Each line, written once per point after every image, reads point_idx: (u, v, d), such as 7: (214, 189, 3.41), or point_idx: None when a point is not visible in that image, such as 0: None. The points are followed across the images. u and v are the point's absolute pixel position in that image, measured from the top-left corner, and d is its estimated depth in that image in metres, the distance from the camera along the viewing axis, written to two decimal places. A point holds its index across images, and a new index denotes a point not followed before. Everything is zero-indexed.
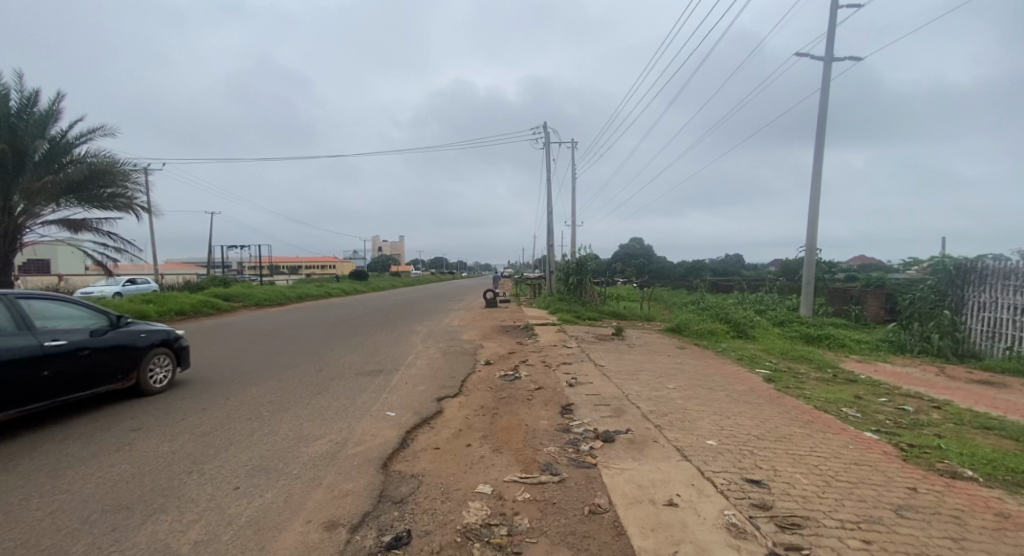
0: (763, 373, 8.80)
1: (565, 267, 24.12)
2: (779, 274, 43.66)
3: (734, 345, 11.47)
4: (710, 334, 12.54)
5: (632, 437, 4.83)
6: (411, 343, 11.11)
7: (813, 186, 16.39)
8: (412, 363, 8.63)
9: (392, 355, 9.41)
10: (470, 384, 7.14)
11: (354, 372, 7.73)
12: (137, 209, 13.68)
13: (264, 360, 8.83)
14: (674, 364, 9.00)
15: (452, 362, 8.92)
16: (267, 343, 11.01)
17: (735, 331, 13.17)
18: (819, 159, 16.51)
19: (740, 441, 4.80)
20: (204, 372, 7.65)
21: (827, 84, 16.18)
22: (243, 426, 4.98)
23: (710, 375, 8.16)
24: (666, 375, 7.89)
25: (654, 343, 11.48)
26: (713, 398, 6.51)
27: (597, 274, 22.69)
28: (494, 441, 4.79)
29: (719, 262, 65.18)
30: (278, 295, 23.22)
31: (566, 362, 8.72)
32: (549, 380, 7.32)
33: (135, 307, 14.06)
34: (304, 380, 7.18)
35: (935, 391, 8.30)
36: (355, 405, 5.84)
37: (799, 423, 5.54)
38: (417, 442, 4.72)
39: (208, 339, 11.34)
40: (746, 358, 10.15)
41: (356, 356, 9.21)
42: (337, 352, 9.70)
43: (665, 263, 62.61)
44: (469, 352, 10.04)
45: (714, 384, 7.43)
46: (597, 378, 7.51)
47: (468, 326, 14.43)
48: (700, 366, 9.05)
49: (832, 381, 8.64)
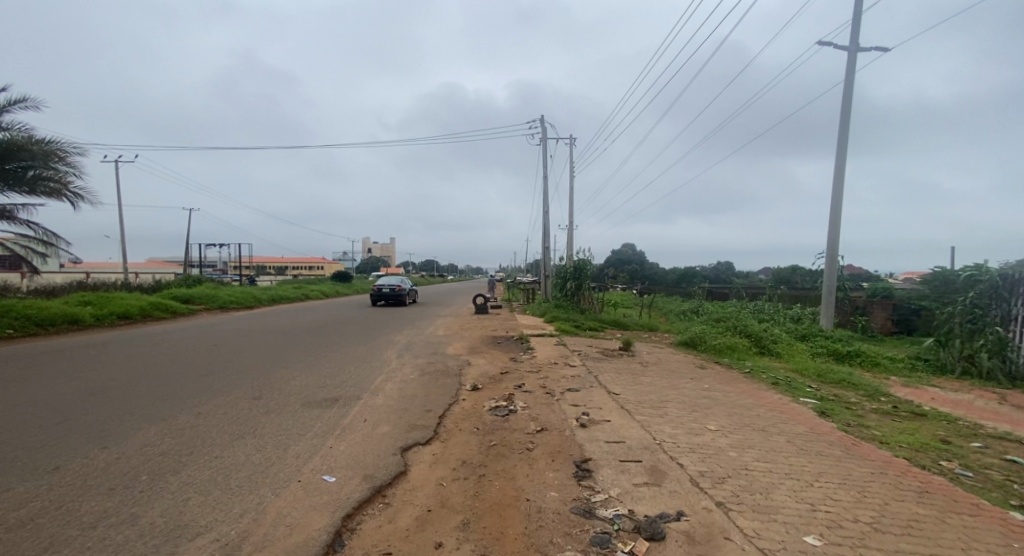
0: (811, 404, 7.17)
1: (560, 271, 22.46)
2: (773, 281, 42.62)
3: (761, 365, 9.89)
4: (730, 350, 10.96)
5: (691, 531, 3.14)
6: (385, 358, 9.37)
7: (835, 187, 14.93)
8: (379, 387, 6.95)
9: (355, 376, 7.69)
10: (450, 422, 5.44)
11: (300, 403, 6.00)
12: (74, 195, 11.89)
13: (196, 381, 7.09)
14: (702, 392, 7.34)
15: (429, 385, 7.22)
16: (211, 357, 9.22)
17: (758, 346, 11.61)
18: (843, 156, 15.00)
19: (856, 538, 3.12)
20: (101, 401, 5.85)
21: (852, 76, 14.75)
22: (93, 509, 3.24)
23: (751, 408, 6.52)
24: (699, 409, 6.26)
25: (669, 360, 9.87)
26: (774, 448, 4.86)
27: (595, 278, 21.10)
28: (480, 535, 3.09)
29: (711, 269, 64.11)
30: (249, 297, 21.28)
31: (572, 390, 7.05)
32: (553, 417, 5.64)
33: (67, 309, 12.17)
34: (230, 414, 5.45)
35: (1019, 429, 6.74)
36: (284, 462, 4.11)
37: (915, 496, 3.89)
38: (358, 540, 3.00)
39: (144, 351, 9.54)
40: (781, 381, 8.54)
41: (313, 377, 7.49)
42: (292, 371, 7.94)
43: (657, 269, 61.54)
44: (453, 371, 8.37)
45: (764, 423, 5.78)
46: (615, 413, 5.85)
47: (454, 336, 12.72)
48: (734, 393, 7.42)
49: (895, 415, 7.02)
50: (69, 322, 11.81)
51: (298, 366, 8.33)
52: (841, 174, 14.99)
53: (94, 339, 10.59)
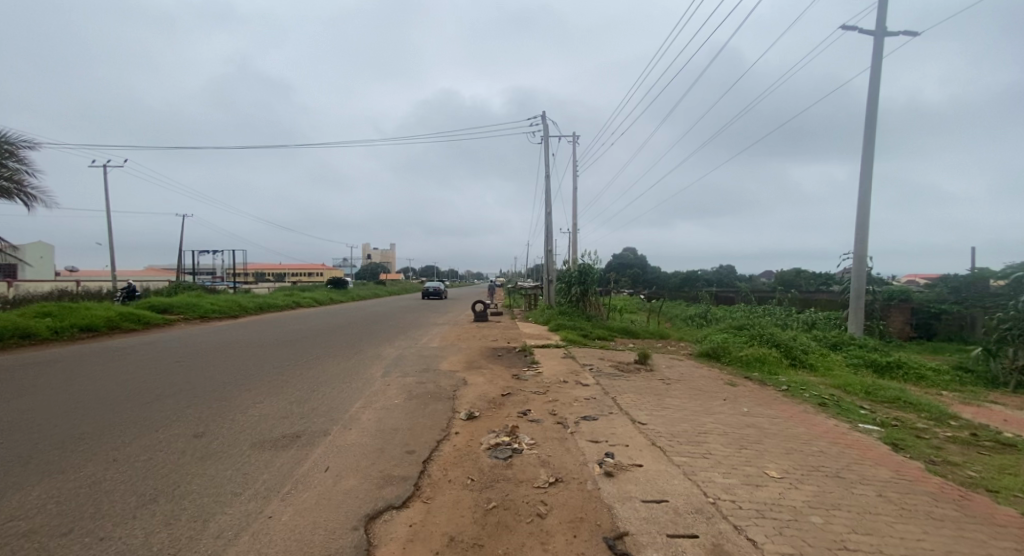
0: (875, 433, 5.94)
1: (564, 277, 21.26)
2: (777, 285, 41.68)
3: (798, 382, 8.67)
4: (758, 363, 9.74)
5: None
6: (368, 376, 8.18)
7: (862, 183, 13.81)
8: (353, 417, 5.75)
9: (327, 401, 6.50)
10: (438, 470, 4.25)
11: (250, 443, 4.80)
12: (27, 195, 10.94)
13: (134, 410, 5.90)
14: (743, 419, 6.12)
15: (415, 413, 6.01)
16: (169, 376, 8.04)
17: (788, 358, 10.39)
18: (870, 148, 13.87)
19: None
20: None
21: (879, 63, 13.70)
22: None
23: (811, 441, 5.28)
24: (747, 444, 5.06)
25: (692, 376, 8.69)
26: (866, 506, 3.65)
27: (601, 283, 19.96)
28: None
29: (714, 273, 62.94)
30: (233, 305, 20.09)
31: (587, 417, 5.85)
32: (569, 462, 4.45)
33: (22, 321, 11.06)
34: (153, 463, 4.25)
35: None
36: (193, 546, 2.92)
37: None
38: None
39: (92, 369, 8.35)
40: (829, 401, 7.31)
41: (278, 405, 6.29)
42: (254, 396, 6.72)
43: (659, 273, 60.48)
44: (446, 392, 7.20)
45: (836, 466, 4.55)
46: (645, 453, 4.66)
47: (449, 348, 11.54)
48: (781, 420, 6.19)
49: (979, 446, 5.77)
50: (22, 335, 10.70)
51: (265, 389, 7.14)
52: (869, 168, 13.89)
53: (41, 355, 9.40)
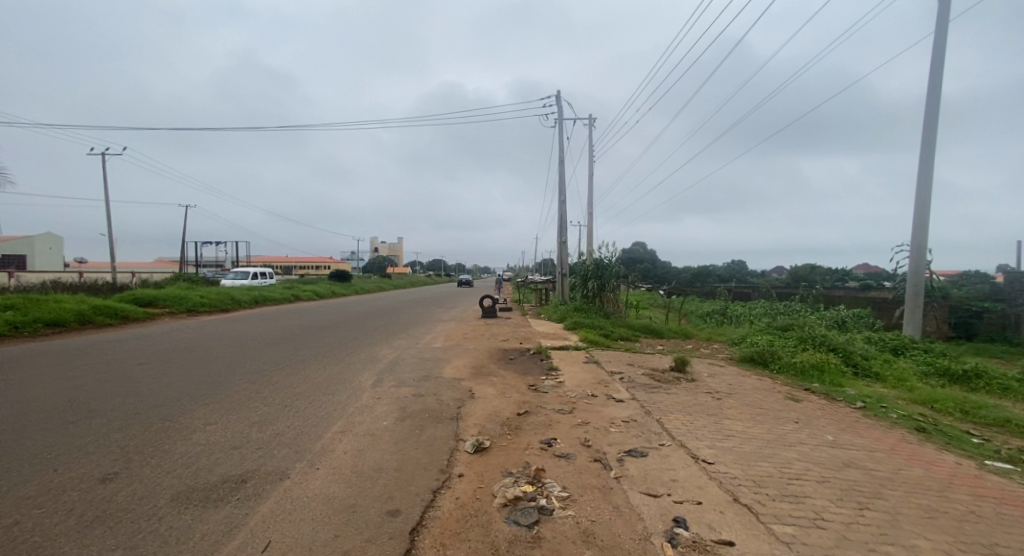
0: (1016, 477, 4.43)
1: (578, 270, 19.75)
2: (795, 281, 39.85)
3: (872, 396, 7.19)
4: (817, 372, 8.27)
5: None
6: (356, 386, 6.82)
7: (923, 161, 12.25)
8: (324, 449, 4.38)
9: (297, 423, 5.13)
10: (431, 550, 2.85)
11: (170, 495, 3.44)
12: None
13: (44, 436, 4.57)
14: (836, 455, 4.65)
15: (407, 442, 4.62)
16: (121, 383, 6.76)
17: (848, 365, 8.89)
18: (934, 121, 12.25)
19: None
20: None
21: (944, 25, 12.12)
22: None
23: (950, 495, 3.80)
24: (867, 499, 3.60)
25: (744, 389, 7.23)
26: None
27: (619, 277, 18.55)
28: None
29: (726, 269, 60.72)
30: (225, 298, 18.83)
31: (633, 452, 4.43)
32: (625, 535, 3.02)
33: None
34: (12, 534, 2.91)
35: None
36: None
37: None
38: None
39: (32, 372, 7.07)
40: (926, 425, 5.82)
41: (233, 428, 4.94)
42: (209, 414, 5.39)
43: (670, 269, 58.71)
44: (447, 409, 5.81)
45: (1016, 545, 3.09)
46: (731, 519, 3.23)
47: (455, 349, 10.16)
48: (885, 456, 4.71)
49: None
50: None
51: (227, 403, 5.81)
52: (931, 145, 12.29)
53: None
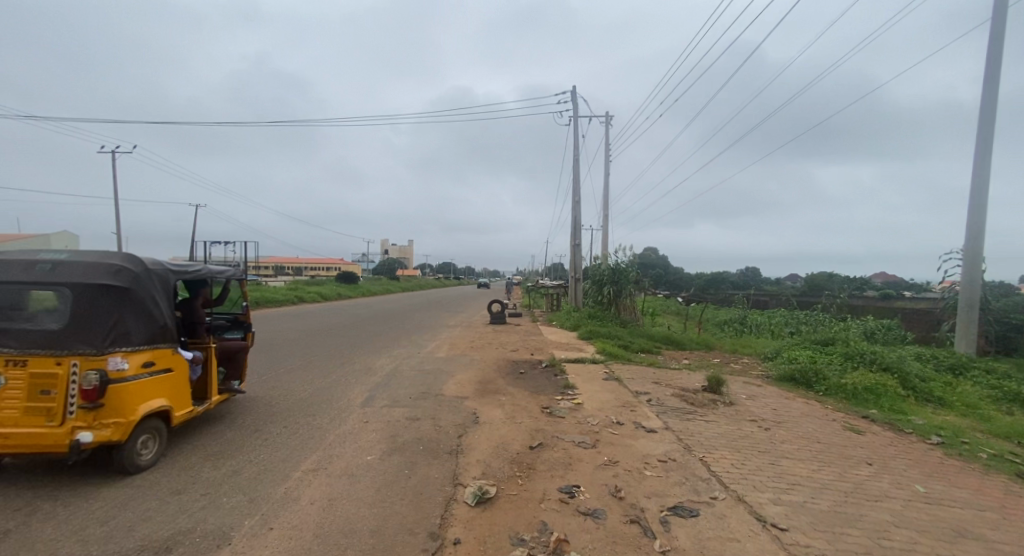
0: None
1: (592, 274, 18.73)
2: (815, 289, 38.35)
3: (945, 427, 6.13)
4: (871, 396, 7.21)
5: None
6: (342, 406, 5.90)
7: (979, 160, 11.13)
8: (284, 499, 3.44)
9: (261, 457, 4.21)
10: None
11: None
12: None
13: None
14: (937, 517, 3.65)
15: (392, 488, 3.68)
16: None
17: (905, 387, 7.80)
18: (991, 117, 11.13)
19: None
20: None
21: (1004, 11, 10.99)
22: None
23: None
24: None
25: (794, 417, 6.21)
26: None
27: (636, 284, 17.53)
28: None
29: (740, 276, 59.13)
30: None
31: (680, 511, 3.43)
32: None
33: None
34: None
35: None
36: None
37: None
38: None
39: None
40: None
41: (182, 463, 4.04)
42: (161, 442, 4.50)
43: (683, 275, 57.37)
44: (445, 438, 4.87)
45: None
46: None
47: (459, 360, 9.22)
48: (1000, 519, 3.68)
49: None
50: None
51: (187, 429, 4.91)
52: (988, 143, 11.14)
53: None
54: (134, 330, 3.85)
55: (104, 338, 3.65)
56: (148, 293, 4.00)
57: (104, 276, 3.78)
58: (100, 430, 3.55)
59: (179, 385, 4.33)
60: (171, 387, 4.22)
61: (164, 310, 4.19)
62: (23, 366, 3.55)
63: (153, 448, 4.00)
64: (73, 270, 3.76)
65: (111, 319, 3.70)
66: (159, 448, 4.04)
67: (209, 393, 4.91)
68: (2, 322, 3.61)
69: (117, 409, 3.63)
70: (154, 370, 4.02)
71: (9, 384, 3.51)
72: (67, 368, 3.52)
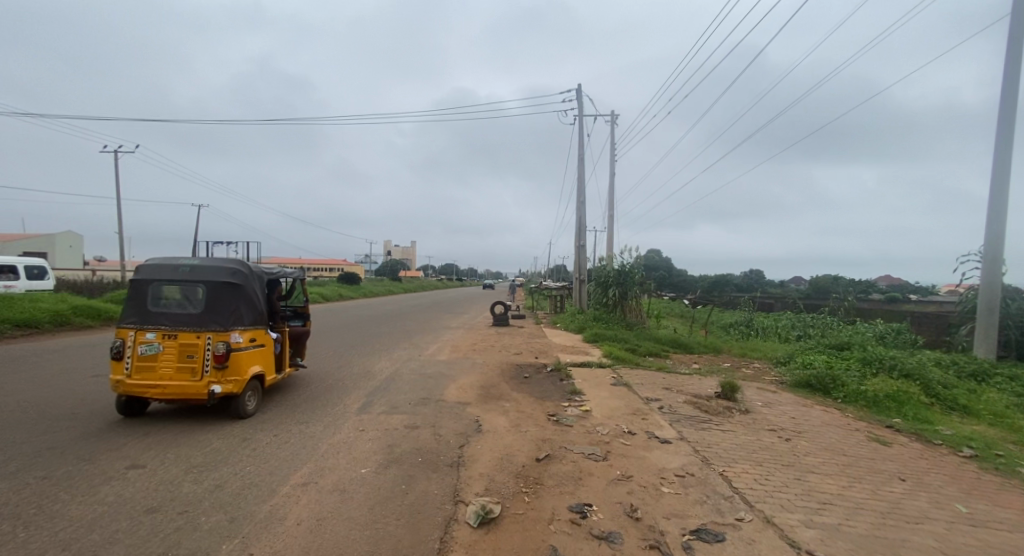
0: None
1: (597, 276, 18.38)
2: (821, 291, 37.85)
3: (976, 438, 5.77)
4: (894, 404, 6.86)
5: None
6: (338, 412, 5.60)
7: (998, 159, 10.76)
8: (268, 519, 3.12)
9: (247, 471, 3.89)
10: None
11: None
12: None
13: None
14: (986, 541, 3.31)
15: (387, 506, 3.36)
16: (57, 407, 5.65)
17: (928, 394, 7.45)
18: (1010, 113, 10.76)
19: None
20: None
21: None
22: None
23: None
24: None
25: (814, 426, 5.87)
26: None
27: (642, 285, 17.18)
28: None
29: (744, 278, 58.62)
30: None
31: (704, 535, 3.10)
32: None
33: None
34: None
35: None
36: None
37: None
38: None
39: None
40: None
41: (161, 477, 3.74)
42: (141, 454, 4.20)
43: (687, 277, 56.89)
44: (445, 448, 4.55)
45: None
46: None
47: (461, 363, 8.90)
48: None
49: None
50: None
51: (171, 439, 4.61)
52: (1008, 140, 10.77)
53: None
54: (244, 315, 5.48)
55: (228, 319, 5.29)
56: (253, 289, 5.62)
57: (226, 277, 5.41)
58: (226, 384, 5.19)
59: (268, 356, 5.93)
60: (262, 358, 5.83)
61: (259, 300, 5.74)
62: (172, 338, 5.17)
63: (254, 400, 5.64)
64: (205, 272, 5.39)
65: (232, 306, 5.35)
66: (258, 400, 5.67)
67: (287, 364, 6.51)
68: (160, 308, 5.29)
69: (236, 370, 5.28)
70: (253, 344, 5.60)
71: (165, 349, 5.16)
72: (204, 340, 5.15)
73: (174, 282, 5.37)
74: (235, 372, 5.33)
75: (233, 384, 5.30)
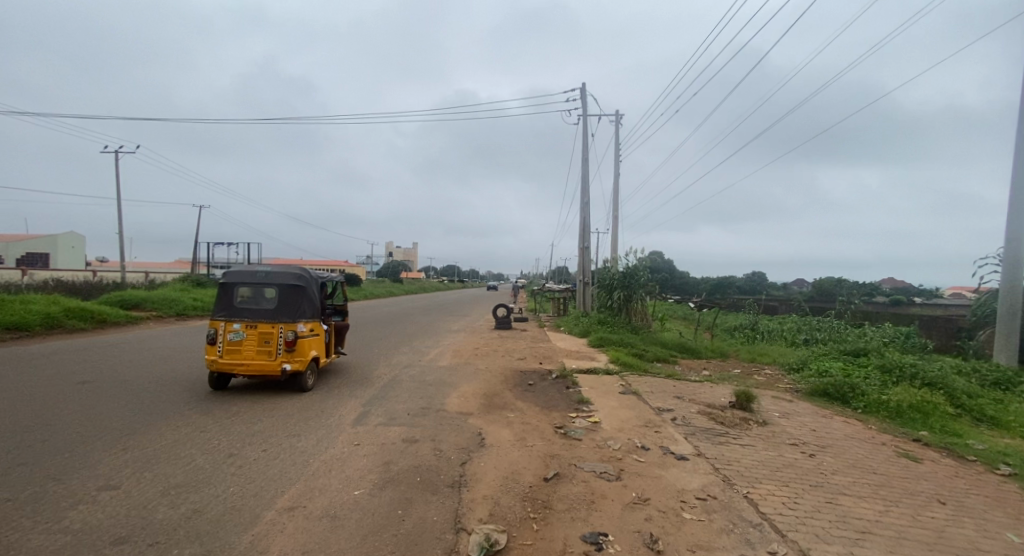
0: None
1: (602, 279, 18.03)
2: (826, 294, 37.41)
3: (1011, 453, 5.41)
4: (918, 415, 6.50)
5: None
6: (332, 424, 5.26)
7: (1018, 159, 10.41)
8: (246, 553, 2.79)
9: (229, 493, 3.56)
10: None
11: None
12: None
13: None
14: None
15: (380, 537, 3.02)
16: (35, 417, 5.33)
17: (952, 404, 7.09)
18: None
19: None
20: None
21: None
22: None
23: None
24: None
25: (838, 440, 5.52)
26: None
27: (648, 288, 16.82)
28: None
29: (747, 280, 58.17)
30: None
31: None
32: None
33: None
34: None
35: None
36: None
37: None
38: None
39: None
40: None
41: (134, 500, 3.41)
42: (117, 472, 3.87)
43: (690, 280, 56.43)
44: (445, 466, 4.21)
45: None
46: None
47: (462, 370, 8.56)
48: None
49: None
50: None
51: (152, 455, 4.29)
52: None
53: None
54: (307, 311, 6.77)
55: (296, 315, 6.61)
56: (313, 290, 6.93)
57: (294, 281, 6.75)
58: (295, 363, 6.50)
59: (321, 343, 7.28)
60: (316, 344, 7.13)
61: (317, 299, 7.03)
62: (253, 327, 6.46)
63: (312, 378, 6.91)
64: (278, 276, 6.74)
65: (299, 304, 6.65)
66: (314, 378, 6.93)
67: (335, 348, 7.84)
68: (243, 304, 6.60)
69: (302, 352, 6.62)
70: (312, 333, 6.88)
71: (247, 336, 6.42)
72: (278, 329, 6.46)
73: (251, 284, 6.69)
74: (300, 353, 6.66)
75: (299, 363, 6.65)
